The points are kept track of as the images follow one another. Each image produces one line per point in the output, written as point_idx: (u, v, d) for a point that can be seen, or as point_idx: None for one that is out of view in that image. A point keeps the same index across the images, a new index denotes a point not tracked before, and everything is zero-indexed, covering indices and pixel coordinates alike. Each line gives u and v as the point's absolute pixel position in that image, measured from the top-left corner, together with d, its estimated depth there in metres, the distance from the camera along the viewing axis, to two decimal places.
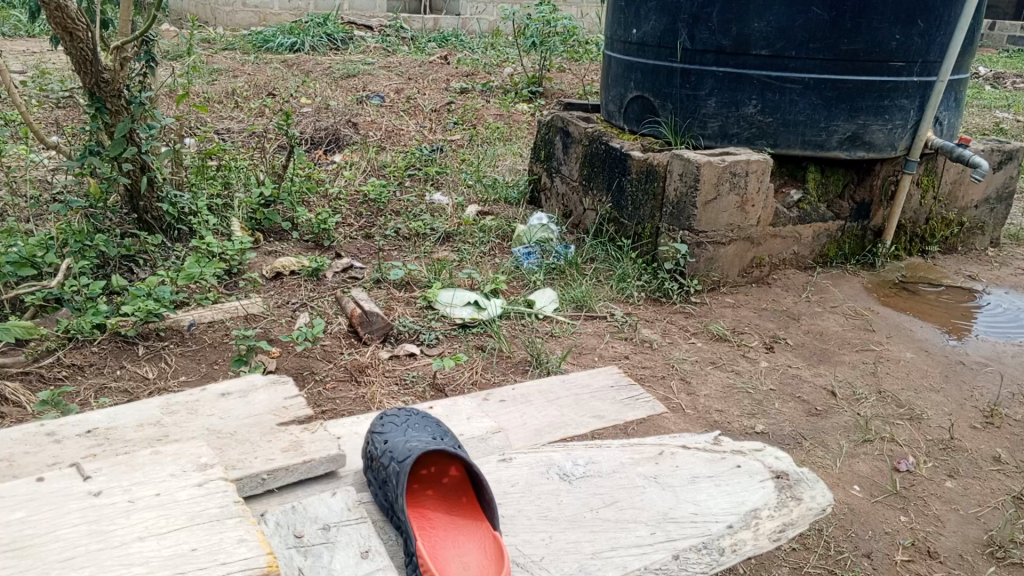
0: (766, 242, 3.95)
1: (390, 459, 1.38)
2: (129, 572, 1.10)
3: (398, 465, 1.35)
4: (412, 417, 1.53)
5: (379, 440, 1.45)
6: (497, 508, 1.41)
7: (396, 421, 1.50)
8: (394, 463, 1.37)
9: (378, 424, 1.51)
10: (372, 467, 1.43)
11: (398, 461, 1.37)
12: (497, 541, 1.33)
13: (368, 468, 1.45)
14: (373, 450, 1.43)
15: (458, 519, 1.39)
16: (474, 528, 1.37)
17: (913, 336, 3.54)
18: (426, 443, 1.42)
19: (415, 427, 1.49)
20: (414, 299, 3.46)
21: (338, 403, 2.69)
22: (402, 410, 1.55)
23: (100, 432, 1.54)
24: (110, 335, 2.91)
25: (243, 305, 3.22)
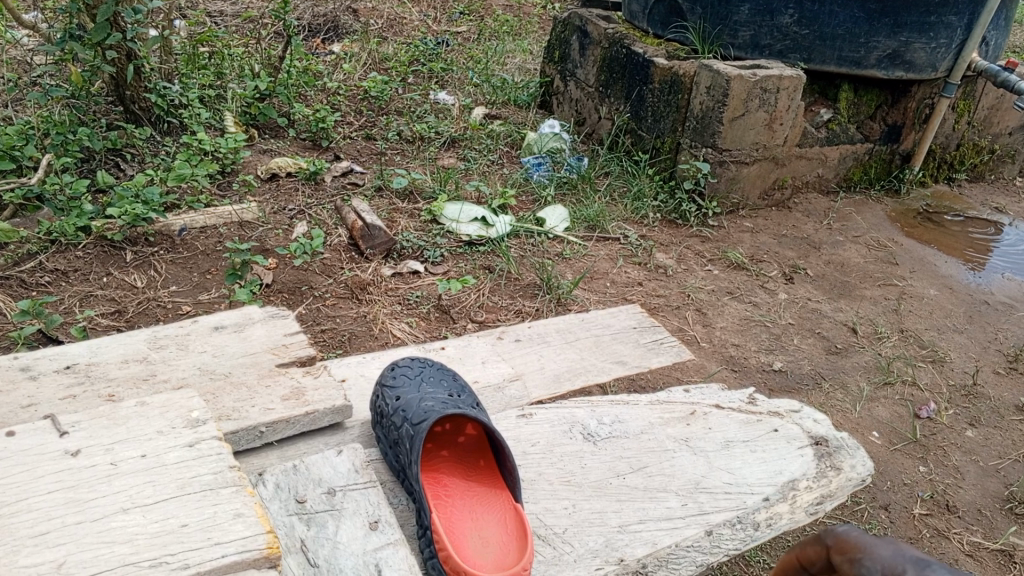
0: (790, 163, 3.75)
1: (404, 420, 1.25)
2: (111, 553, 0.98)
3: (413, 428, 1.22)
4: (426, 368, 1.40)
5: (390, 396, 1.31)
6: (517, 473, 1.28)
7: (409, 373, 1.36)
8: (408, 423, 1.24)
9: (389, 375, 1.37)
10: (382, 424, 1.30)
11: (412, 422, 1.24)
12: (520, 515, 1.21)
13: (377, 425, 1.32)
14: (383, 407, 1.30)
15: (476, 486, 1.27)
16: (493, 495, 1.26)
17: (938, 271, 3.40)
18: (443, 402, 1.28)
19: (430, 381, 1.35)
20: (417, 211, 3.27)
21: (337, 322, 2.54)
22: (415, 359, 1.42)
23: (80, 368, 1.40)
24: (95, 239, 2.73)
25: (236, 210, 3.02)
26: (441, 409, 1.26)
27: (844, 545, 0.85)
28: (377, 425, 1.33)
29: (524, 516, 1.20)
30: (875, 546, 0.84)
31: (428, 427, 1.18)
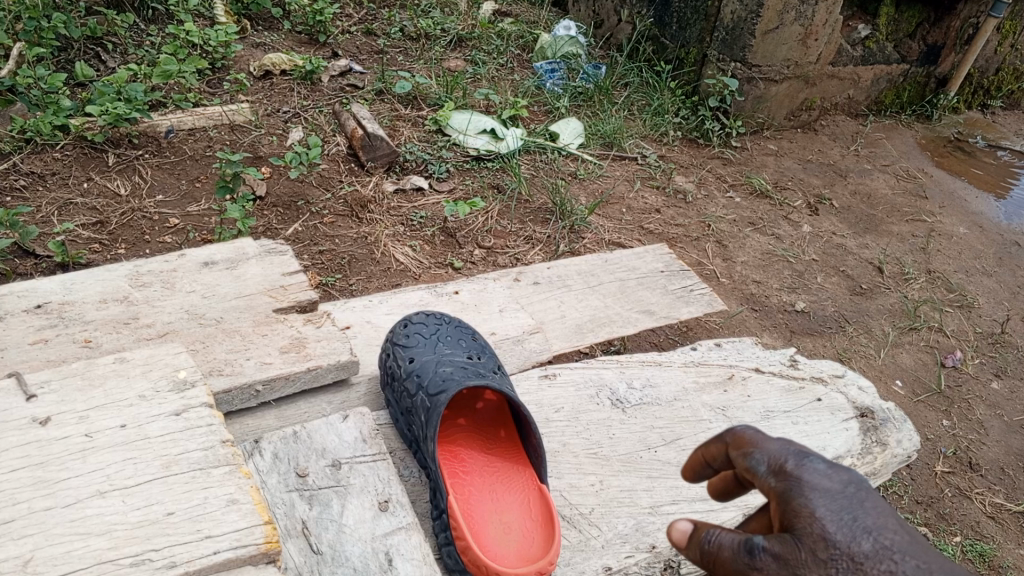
0: (821, 83, 3.52)
1: (418, 388, 1.12)
2: (85, 548, 0.85)
3: (427, 396, 1.10)
4: (443, 329, 1.27)
5: (404, 358, 1.19)
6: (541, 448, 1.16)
7: (425, 333, 1.24)
8: (421, 391, 1.11)
9: (402, 334, 1.24)
10: (393, 389, 1.18)
11: (426, 389, 1.11)
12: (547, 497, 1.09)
13: (388, 388, 1.20)
14: (395, 370, 1.18)
15: (497, 462, 1.15)
16: (515, 472, 1.14)
17: (968, 206, 3.23)
18: (462, 369, 1.16)
19: (447, 344, 1.23)
20: (421, 120, 3.05)
21: (336, 243, 2.37)
22: (431, 316, 1.29)
23: (53, 308, 1.24)
24: (74, 140, 2.51)
25: (227, 112, 2.80)
26: (460, 376, 1.13)
27: (738, 437, 0.73)
28: (388, 390, 1.20)
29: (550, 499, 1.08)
30: (769, 439, 0.73)
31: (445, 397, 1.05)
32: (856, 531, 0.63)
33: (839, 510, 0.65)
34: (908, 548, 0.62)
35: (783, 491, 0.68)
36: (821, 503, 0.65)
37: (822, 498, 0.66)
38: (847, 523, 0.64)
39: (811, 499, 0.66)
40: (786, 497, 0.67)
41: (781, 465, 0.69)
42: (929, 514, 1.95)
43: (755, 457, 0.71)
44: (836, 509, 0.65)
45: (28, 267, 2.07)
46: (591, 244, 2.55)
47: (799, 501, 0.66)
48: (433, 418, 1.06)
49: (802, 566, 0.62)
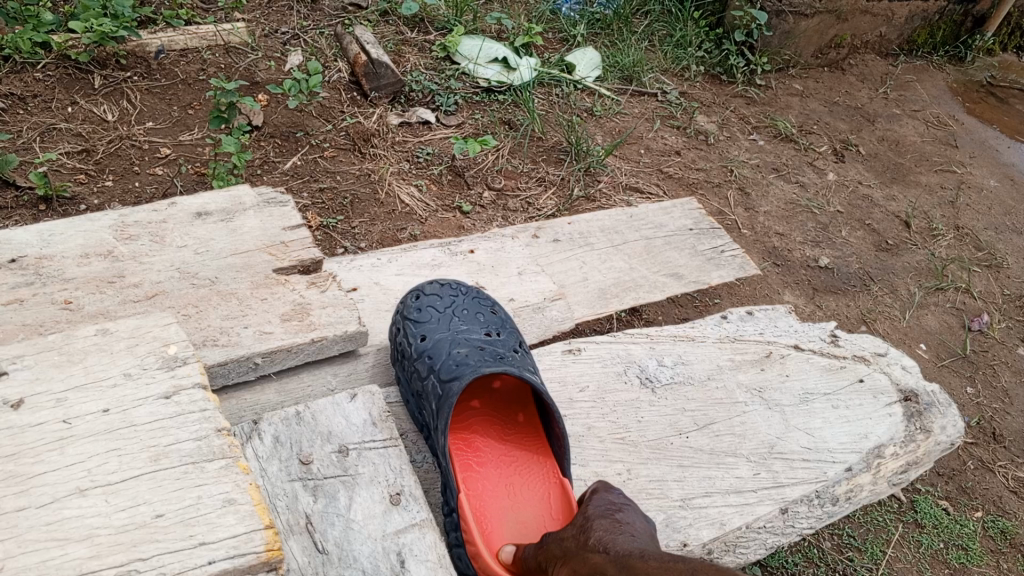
0: (852, 19, 3.33)
1: (431, 373, 1.04)
2: (63, 557, 0.75)
3: (439, 381, 1.02)
4: (459, 301, 1.19)
5: (416, 335, 1.12)
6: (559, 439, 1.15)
7: (438, 308, 1.17)
8: (433, 375, 1.04)
9: (413, 306, 1.17)
10: (404, 369, 1.10)
11: (438, 373, 1.03)
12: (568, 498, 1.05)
13: (398, 365, 1.13)
14: (407, 349, 1.11)
15: (513, 453, 1.15)
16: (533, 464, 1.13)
17: (999, 157, 3.09)
18: (479, 350, 1.08)
19: (461, 319, 1.15)
20: (428, 45, 2.85)
21: (338, 180, 2.23)
22: (444, 287, 1.21)
23: (30, 263, 1.12)
24: (57, 59, 2.34)
25: (221, 31, 2.60)
26: (475, 358, 1.06)
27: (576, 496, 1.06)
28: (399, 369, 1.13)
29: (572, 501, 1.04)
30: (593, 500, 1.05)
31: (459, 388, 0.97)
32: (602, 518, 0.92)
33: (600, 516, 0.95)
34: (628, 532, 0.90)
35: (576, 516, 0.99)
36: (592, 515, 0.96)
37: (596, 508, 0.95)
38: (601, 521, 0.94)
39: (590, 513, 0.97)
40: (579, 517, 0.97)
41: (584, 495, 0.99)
42: (950, 487, 1.88)
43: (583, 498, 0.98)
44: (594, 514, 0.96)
45: (8, 200, 1.93)
46: (607, 189, 2.42)
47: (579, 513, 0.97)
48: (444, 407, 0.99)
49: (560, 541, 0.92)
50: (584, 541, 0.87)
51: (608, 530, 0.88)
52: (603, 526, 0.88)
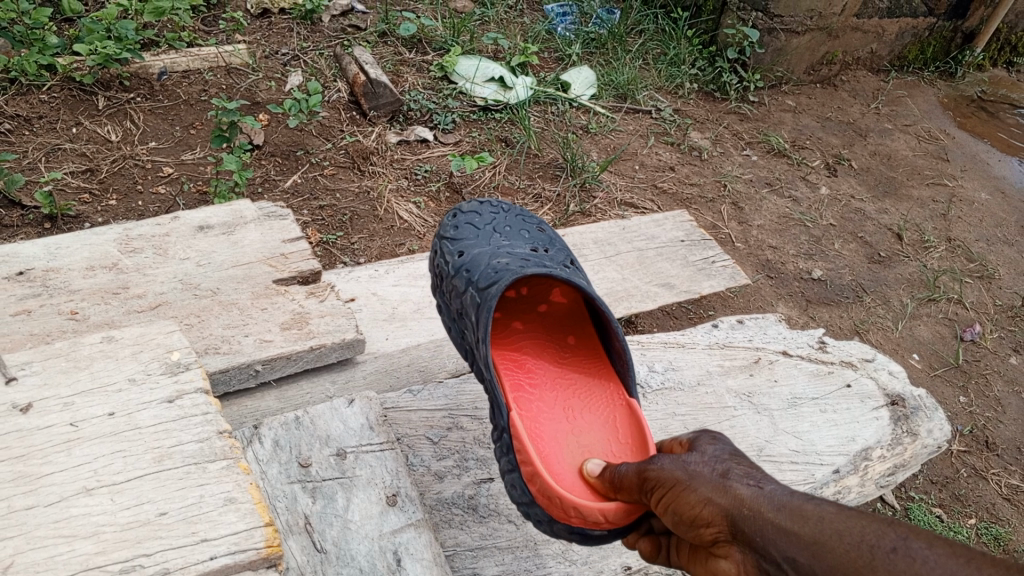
0: (844, 36, 3.38)
1: (469, 285, 1.06)
2: (70, 553, 0.78)
3: (479, 291, 1.03)
4: (499, 219, 1.21)
5: (453, 253, 1.13)
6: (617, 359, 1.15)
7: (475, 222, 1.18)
8: (472, 287, 1.05)
9: (453, 224, 1.19)
10: (444, 286, 1.12)
11: (477, 285, 1.04)
12: (629, 409, 1.06)
13: (438, 286, 1.15)
14: (446, 267, 1.12)
15: (570, 375, 1.15)
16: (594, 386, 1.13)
17: (990, 171, 3.13)
18: (520, 260, 1.10)
19: (503, 235, 1.17)
20: (426, 66, 2.91)
21: (338, 197, 2.27)
22: (485, 207, 1.23)
23: (36, 276, 1.15)
24: (62, 81, 2.39)
25: (223, 53, 2.66)
26: (515, 267, 1.07)
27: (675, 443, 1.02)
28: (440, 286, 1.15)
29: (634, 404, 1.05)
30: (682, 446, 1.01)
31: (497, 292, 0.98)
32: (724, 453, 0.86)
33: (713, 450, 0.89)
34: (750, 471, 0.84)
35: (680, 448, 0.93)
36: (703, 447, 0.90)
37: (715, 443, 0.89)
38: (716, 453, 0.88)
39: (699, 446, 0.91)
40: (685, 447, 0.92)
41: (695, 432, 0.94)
42: (944, 494, 1.90)
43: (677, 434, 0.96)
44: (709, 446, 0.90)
45: (14, 219, 1.97)
46: (602, 205, 2.45)
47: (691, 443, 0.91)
48: (483, 314, 1.00)
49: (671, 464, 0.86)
50: (718, 473, 0.82)
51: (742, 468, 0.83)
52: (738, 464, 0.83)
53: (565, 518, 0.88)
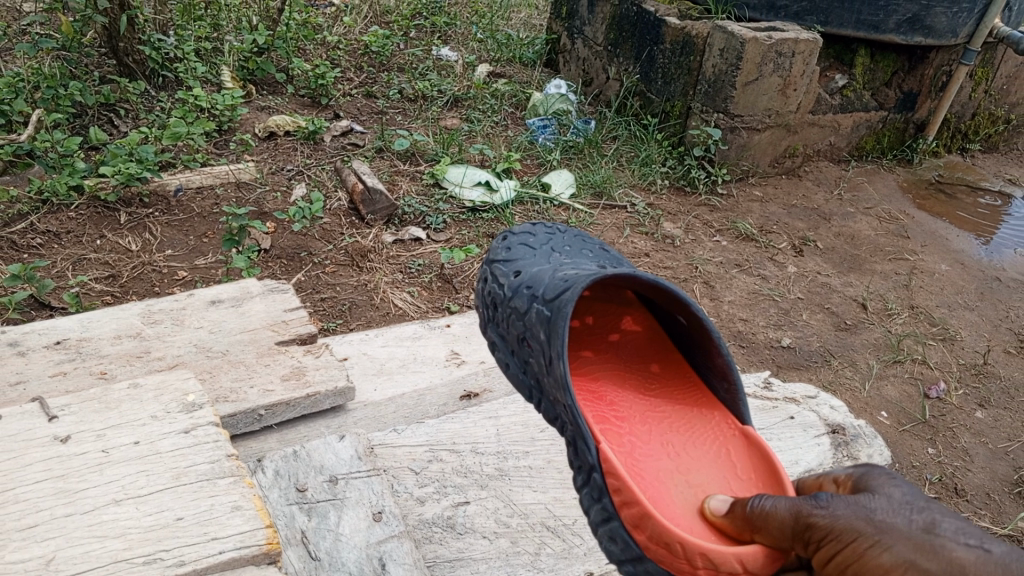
0: (802, 130, 3.66)
1: (533, 301, 1.13)
2: (102, 548, 0.93)
3: (545, 302, 1.10)
4: (555, 242, 1.32)
5: (510, 275, 1.22)
6: (709, 384, 1.23)
7: (530, 246, 1.30)
8: (537, 301, 1.11)
9: (506, 246, 1.30)
10: (501, 307, 1.20)
11: (542, 298, 1.11)
12: (747, 443, 1.14)
13: (496, 309, 1.22)
14: (504, 290, 1.20)
15: (662, 407, 1.24)
16: (694, 418, 1.21)
17: (950, 245, 3.33)
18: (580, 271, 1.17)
19: (562, 255, 1.26)
20: (419, 175, 3.18)
21: (338, 290, 2.48)
22: (540, 234, 1.34)
23: (71, 344, 1.34)
24: (88, 200, 2.65)
25: (233, 170, 2.94)
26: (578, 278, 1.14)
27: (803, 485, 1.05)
28: (496, 312, 1.22)
29: (751, 431, 1.14)
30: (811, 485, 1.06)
31: (567, 303, 1.04)
32: (916, 500, 0.84)
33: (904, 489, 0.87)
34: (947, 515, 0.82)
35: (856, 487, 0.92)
36: (883, 485, 0.88)
37: (899, 487, 0.87)
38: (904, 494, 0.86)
39: (879, 483, 0.89)
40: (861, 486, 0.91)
41: (868, 470, 0.93)
42: None
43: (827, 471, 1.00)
44: (896, 484, 0.88)
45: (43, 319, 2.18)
46: None
47: (873, 483, 0.89)
48: (554, 327, 1.05)
49: (853, 505, 0.85)
50: (917, 526, 0.80)
51: (943, 517, 0.81)
52: (938, 515, 0.81)
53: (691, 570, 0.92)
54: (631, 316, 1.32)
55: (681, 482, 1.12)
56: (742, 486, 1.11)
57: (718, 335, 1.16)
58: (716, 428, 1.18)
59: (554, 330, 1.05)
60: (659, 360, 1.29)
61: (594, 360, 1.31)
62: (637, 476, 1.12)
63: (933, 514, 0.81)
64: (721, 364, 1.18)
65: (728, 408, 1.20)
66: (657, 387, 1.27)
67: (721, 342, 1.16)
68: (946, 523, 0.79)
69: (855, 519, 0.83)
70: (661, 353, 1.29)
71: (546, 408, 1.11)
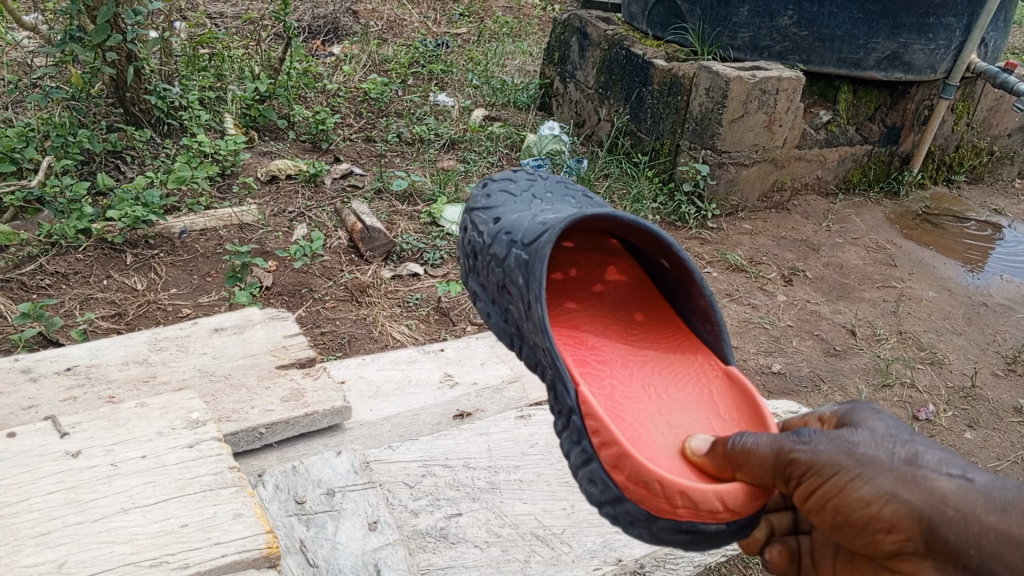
0: (789, 165, 3.76)
1: (510, 246, 1.18)
2: (111, 553, 0.98)
3: (524, 246, 1.15)
4: (535, 185, 1.36)
5: (489, 221, 1.26)
6: (692, 326, 1.31)
7: (511, 190, 1.33)
8: (515, 246, 1.16)
9: (486, 192, 1.34)
10: (479, 254, 1.25)
11: (520, 242, 1.16)
12: (729, 382, 1.21)
13: (476, 257, 1.28)
14: (482, 237, 1.25)
15: (646, 351, 1.31)
16: (677, 360, 1.29)
17: (937, 272, 3.41)
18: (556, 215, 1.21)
19: (542, 199, 1.30)
20: (417, 214, 3.27)
21: (337, 324, 2.55)
22: (522, 178, 1.38)
23: (81, 370, 1.41)
24: (96, 242, 2.74)
25: (236, 212, 3.03)
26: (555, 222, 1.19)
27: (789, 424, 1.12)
28: (476, 261, 1.27)
29: (733, 371, 1.21)
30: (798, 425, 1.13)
31: (542, 249, 1.10)
32: (897, 430, 0.94)
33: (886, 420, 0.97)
34: (926, 444, 0.92)
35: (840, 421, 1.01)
36: (866, 418, 0.97)
37: (881, 419, 0.96)
38: (886, 424, 0.95)
39: (862, 416, 0.98)
40: (845, 420, 1.00)
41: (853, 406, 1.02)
42: None
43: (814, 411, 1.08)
44: (879, 416, 0.97)
45: None
46: None
47: (857, 416, 0.98)
48: (531, 272, 1.11)
49: (836, 437, 0.93)
50: (900, 457, 0.89)
51: (923, 448, 0.90)
52: (919, 447, 0.90)
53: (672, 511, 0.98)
54: (614, 265, 1.39)
55: (661, 422, 1.19)
56: (723, 425, 1.18)
57: (701, 277, 1.23)
58: (699, 369, 1.26)
59: (532, 273, 1.10)
60: (642, 309, 1.36)
61: (577, 309, 1.38)
62: (617, 418, 1.19)
63: (915, 445, 0.91)
64: (704, 306, 1.25)
65: (711, 349, 1.27)
66: (641, 332, 1.35)
67: (703, 285, 1.23)
68: (924, 453, 0.89)
69: (839, 452, 0.91)
70: (644, 301, 1.37)
71: (527, 352, 1.17)
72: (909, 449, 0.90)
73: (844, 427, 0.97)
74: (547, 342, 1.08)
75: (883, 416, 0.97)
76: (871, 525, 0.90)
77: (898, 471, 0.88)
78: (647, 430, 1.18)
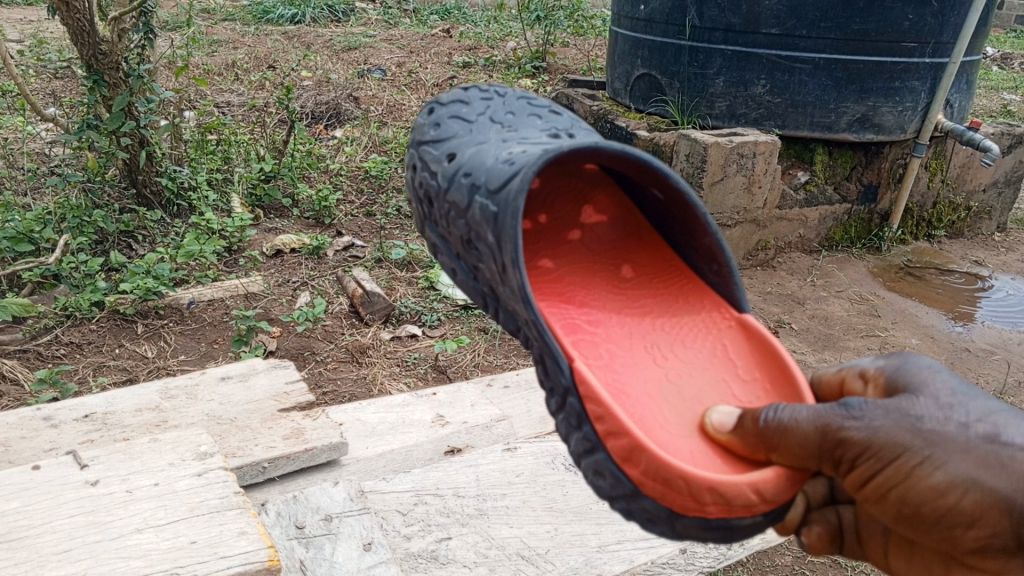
0: (772, 225, 3.93)
1: (472, 195, 1.16)
2: (127, 566, 1.08)
3: (489, 196, 1.13)
4: (490, 109, 1.33)
5: (445, 160, 1.25)
6: (688, 266, 1.36)
7: (465, 119, 1.31)
8: (478, 195, 1.15)
9: (436, 126, 1.31)
10: (440, 199, 1.25)
11: (483, 191, 1.14)
12: (748, 329, 1.28)
13: (436, 200, 1.27)
14: (442, 181, 1.24)
15: (644, 300, 1.37)
16: (684, 315, 1.34)
17: (919, 321, 3.52)
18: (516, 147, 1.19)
19: (499, 126, 1.28)
20: (415, 279, 3.41)
21: (339, 384, 2.66)
22: (477, 103, 1.34)
23: (97, 416, 1.52)
24: (108, 314, 2.88)
25: (242, 283, 3.17)
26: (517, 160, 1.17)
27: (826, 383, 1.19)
28: (434, 207, 1.28)
29: (751, 321, 1.27)
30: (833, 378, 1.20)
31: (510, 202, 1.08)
32: (962, 395, 0.99)
33: (945, 380, 1.02)
34: (994, 410, 0.98)
35: (893, 382, 1.05)
36: (926, 378, 1.02)
37: (943, 382, 1.01)
38: (950, 387, 1.01)
39: (920, 376, 1.03)
40: (901, 379, 1.05)
41: (907, 364, 1.06)
42: None
43: (853, 367, 1.14)
44: (941, 377, 1.02)
45: None
46: None
47: (917, 377, 1.03)
48: (499, 225, 1.10)
49: (900, 410, 0.97)
50: (977, 438, 0.95)
51: (998, 421, 0.96)
52: (996, 420, 0.96)
53: (701, 511, 0.99)
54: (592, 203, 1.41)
55: (670, 388, 1.24)
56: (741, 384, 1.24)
57: (713, 226, 1.27)
58: (709, 319, 1.32)
59: (502, 227, 1.09)
60: (631, 262, 1.40)
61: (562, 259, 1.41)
62: (623, 391, 1.22)
63: (989, 419, 0.96)
64: (710, 245, 1.29)
65: (718, 292, 1.34)
66: (633, 282, 1.39)
67: (710, 224, 1.26)
68: (998, 426, 0.95)
69: (903, 431, 0.96)
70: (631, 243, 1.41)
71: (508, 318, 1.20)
72: (983, 422, 0.96)
73: (905, 394, 1.01)
74: (531, 314, 1.07)
75: (933, 377, 1.02)
76: (940, 507, 0.97)
77: (976, 453, 0.94)
78: (654, 397, 1.22)
